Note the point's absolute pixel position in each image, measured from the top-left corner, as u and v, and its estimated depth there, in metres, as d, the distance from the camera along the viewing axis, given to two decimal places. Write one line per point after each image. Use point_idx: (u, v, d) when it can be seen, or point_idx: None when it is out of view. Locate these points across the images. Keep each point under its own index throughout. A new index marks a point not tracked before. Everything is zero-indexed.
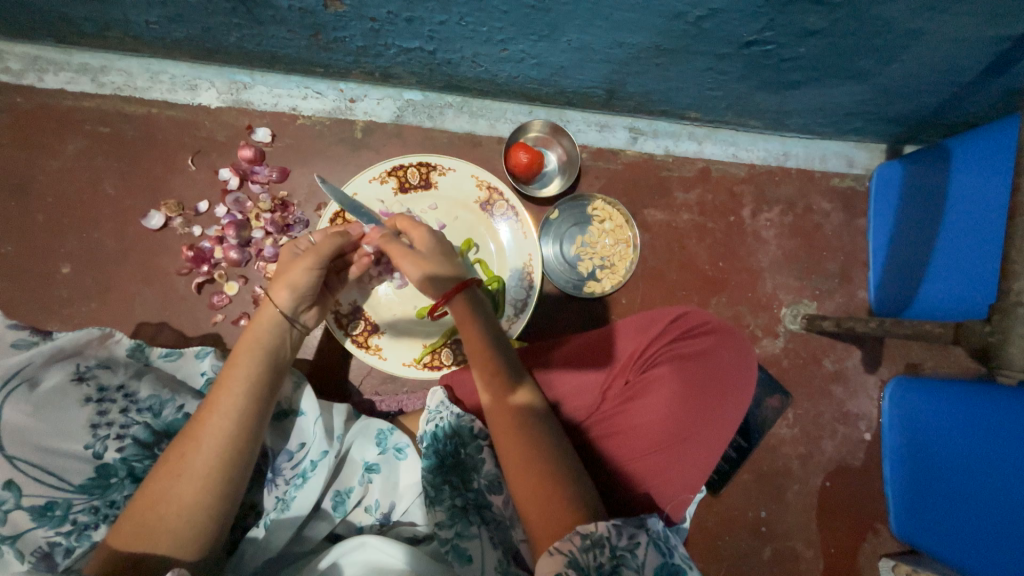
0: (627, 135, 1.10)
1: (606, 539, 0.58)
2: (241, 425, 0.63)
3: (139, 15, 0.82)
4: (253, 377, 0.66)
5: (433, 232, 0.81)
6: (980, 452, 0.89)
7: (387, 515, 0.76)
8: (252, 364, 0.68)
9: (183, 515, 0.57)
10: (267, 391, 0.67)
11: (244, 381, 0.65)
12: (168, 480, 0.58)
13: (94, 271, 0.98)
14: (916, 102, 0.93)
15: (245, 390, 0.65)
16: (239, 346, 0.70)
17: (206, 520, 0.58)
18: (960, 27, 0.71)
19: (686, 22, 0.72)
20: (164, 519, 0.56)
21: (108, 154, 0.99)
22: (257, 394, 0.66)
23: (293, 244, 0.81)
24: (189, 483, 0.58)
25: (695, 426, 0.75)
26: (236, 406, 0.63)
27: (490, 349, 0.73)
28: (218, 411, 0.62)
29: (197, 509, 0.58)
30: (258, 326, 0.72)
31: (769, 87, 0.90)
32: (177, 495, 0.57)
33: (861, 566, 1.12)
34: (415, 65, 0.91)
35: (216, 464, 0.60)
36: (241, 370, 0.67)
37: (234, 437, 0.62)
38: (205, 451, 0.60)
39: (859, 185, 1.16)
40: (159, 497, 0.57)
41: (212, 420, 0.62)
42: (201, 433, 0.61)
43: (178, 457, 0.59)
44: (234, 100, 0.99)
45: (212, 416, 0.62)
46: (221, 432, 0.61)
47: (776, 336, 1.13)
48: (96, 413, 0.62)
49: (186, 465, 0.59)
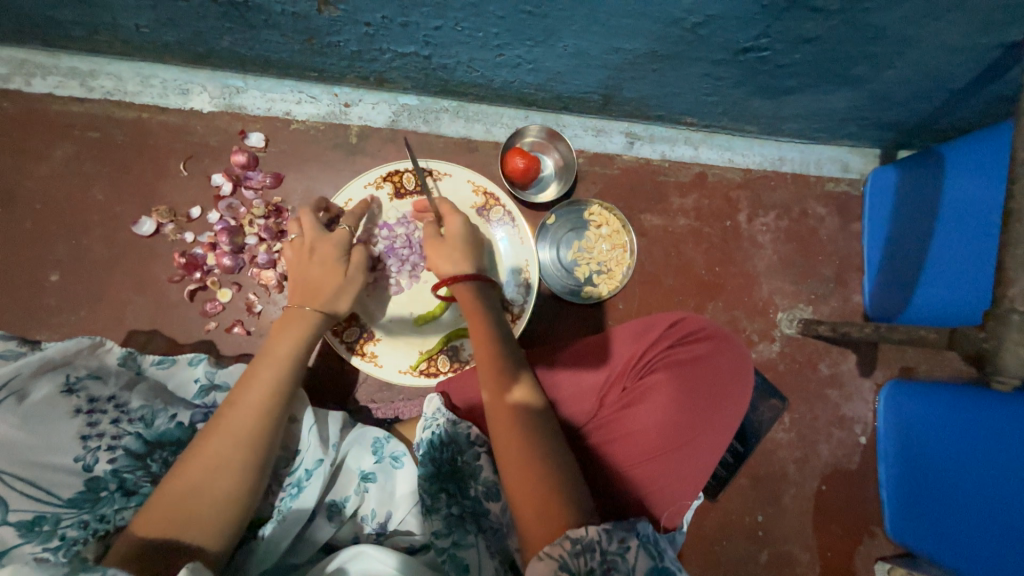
0: (624, 140, 1.10)
1: (596, 543, 0.57)
2: (265, 419, 0.64)
3: (129, 20, 0.80)
4: (280, 376, 0.68)
5: (465, 223, 0.85)
6: (973, 456, 0.90)
7: (383, 525, 0.75)
8: (286, 359, 0.69)
9: (215, 508, 0.58)
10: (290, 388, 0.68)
11: (276, 378, 0.67)
12: (201, 473, 0.58)
13: (83, 278, 0.96)
14: (911, 108, 0.93)
15: (279, 388, 0.67)
16: (270, 342, 0.71)
17: (232, 517, 0.58)
18: (955, 34, 0.71)
19: (682, 28, 0.72)
20: (191, 510, 0.56)
21: (98, 160, 0.97)
22: (288, 393, 0.67)
23: (303, 219, 0.83)
24: (221, 476, 0.59)
25: (693, 432, 0.74)
26: (262, 400, 0.65)
27: (494, 346, 0.74)
28: (256, 406, 0.64)
29: (224, 500, 0.58)
30: (284, 333, 0.72)
31: (766, 92, 0.90)
32: (210, 487, 0.58)
33: (856, 568, 1.12)
34: (410, 70, 0.91)
35: (246, 458, 0.61)
36: (275, 368, 0.68)
37: (266, 432, 0.63)
38: (232, 444, 0.61)
39: (854, 190, 1.17)
40: (191, 489, 0.57)
41: (248, 415, 0.63)
42: (237, 426, 0.62)
43: (205, 451, 0.59)
44: (227, 104, 0.98)
45: (246, 411, 0.63)
46: (253, 427, 0.63)
47: (772, 340, 1.14)
48: (87, 425, 0.62)
49: (219, 458, 0.59)
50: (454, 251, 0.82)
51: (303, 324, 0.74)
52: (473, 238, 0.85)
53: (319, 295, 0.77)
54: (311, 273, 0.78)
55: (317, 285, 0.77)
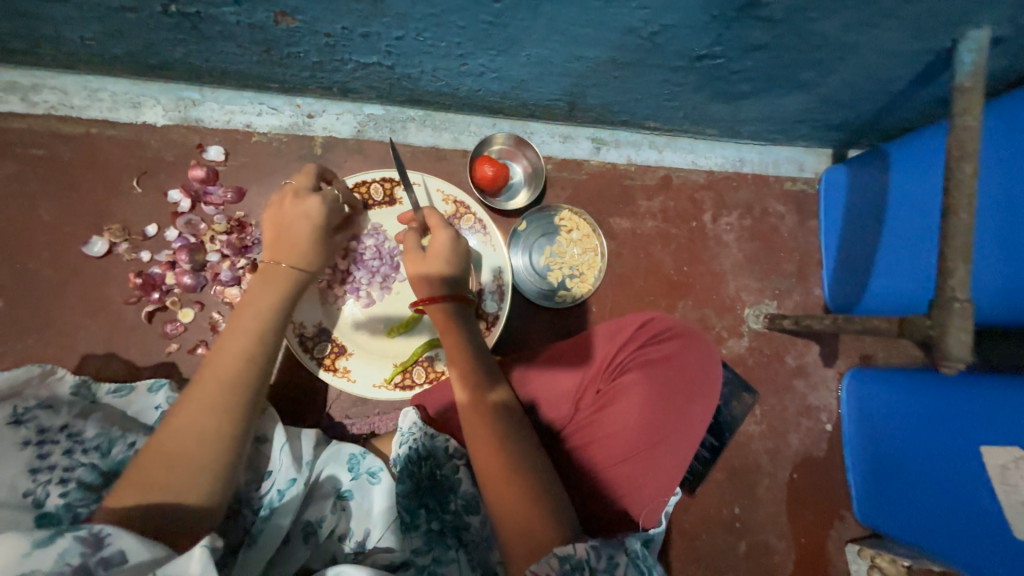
0: (590, 145, 1.12)
1: (585, 561, 0.58)
2: (249, 363, 0.64)
3: (72, 32, 0.76)
4: (263, 322, 0.69)
5: (454, 239, 0.81)
6: (930, 441, 0.95)
7: (361, 543, 0.73)
8: (265, 308, 0.70)
9: (202, 447, 0.58)
10: (275, 335, 0.69)
11: (259, 325, 0.68)
12: (189, 415, 0.59)
13: (29, 303, 0.91)
14: (856, 110, 0.99)
15: (260, 337, 0.67)
16: (251, 292, 0.71)
17: (221, 458, 0.58)
18: (891, 42, 0.75)
19: (640, 37, 0.74)
20: (180, 450, 0.57)
21: (42, 178, 0.92)
22: (270, 341, 0.68)
23: (304, 178, 0.81)
24: (205, 418, 0.59)
25: (666, 430, 0.76)
26: (246, 345, 0.66)
27: (471, 353, 0.75)
28: (237, 353, 0.64)
29: (210, 439, 0.58)
30: (262, 285, 0.72)
31: (722, 98, 0.94)
32: (198, 427, 0.58)
33: (829, 552, 1.17)
34: (373, 80, 0.90)
35: (229, 401, 0.61)
36: (254, 317, 0.69)
37: (249, 376, 0.64)
38: (219, 386, 0.62)
39: (810, 188, 1.23)
40: (179, 432, 0.58)
41: (231, 361, 0.64)
42: (219, 372, 0.63)
43: (194, 394, 0.61)
44: (182, 117, 0.95)
45: (230, 358, 0.64)
46: (236, 372, 0.63)
47: (740, 336, 1.17)
48: (37, 457, 0.58)
49: (203, 401, 0.60)
50: (432, 270, 0.79)
51: (280, 276, 0.73)
52: (457, 257, 0.81)
53: (294, 251, 0.75)
54: (303, 228, 0.77)
55: (296, 243, 0.76)
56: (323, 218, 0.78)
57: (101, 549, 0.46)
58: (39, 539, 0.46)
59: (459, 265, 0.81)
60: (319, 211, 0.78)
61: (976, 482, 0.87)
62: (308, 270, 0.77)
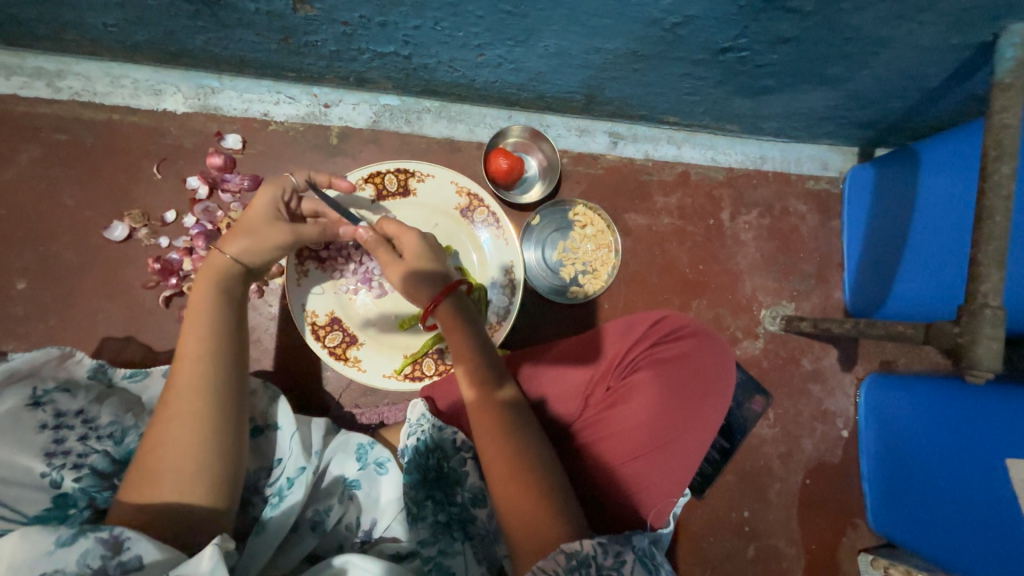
0: (607, 140, 1.10)
1: (591, 557, 0.59)
2: (207, 363, 0.63)
3: (96, 18, 0.77)
4: (212, 321, 0.67)
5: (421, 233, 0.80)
6: (950, 451, 0.92)
7: (369, 532, 0.75)
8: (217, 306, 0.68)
9: (181, 454, 0.57)
10: (230, 331, 0.67)
11: (207, 325, 0.66)
12: (162, 427, 0.59)
13: (53, 285, 0.93)
14: (886, 107, 0.95)
15: (218, 337, 0.65)
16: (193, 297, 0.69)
17: (204, 459, 0.58)
18: (928, 35, 0.72)
19: (662, 29, 0.72)
20: (162, 461, 0.57)
21: (66, 162, 0.94)
22: (229, 338, 0.66)
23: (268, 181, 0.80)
24: (180, 425, 0.58)
25: (678, 429, 0.75)
26: (200, 347, 0.64)
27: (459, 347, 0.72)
28: (191, 358, 0.63)
29: (186, 444, 0.58)
30: (200, 285, 0.69)
31: (746, 92, 0.91)
32: (171, 436, 0.58)
33: (840, 560, 1.15)
34: (390, 70, 0.90)
35: (203, 402, 0.60)
36: (203, 317, 0.67)
37: (211, 377, 0.63)
38: (182, 393, 0.61)
39: (834, 187, 1.19)
40: (155, 445, 0.57)
41: (189, 368, 0.63)
42: (181, 382, 0.62)
43: (163, 406, 0.60)
44: (202, 105, 0.96)
45: (188, 364, 0.63)
46: (201, 376, 0.62)
47: (755, 337, 1.15)
48: (53, 441, 0.60)
49: (176, 409, 0.60)
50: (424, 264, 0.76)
51: (217, 269, 0.70)
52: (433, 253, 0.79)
53: (239, 241, 0.73)
54: (255, 221, 0.75)
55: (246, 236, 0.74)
56: (274, 209, 0.77)
57: (120, 553, 0.48)
58: (62, 538, 0.47)
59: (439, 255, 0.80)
60: (274, 202, 0.77)
61: (1001, 497, 0.84)
62: (248, 265, 0.74)
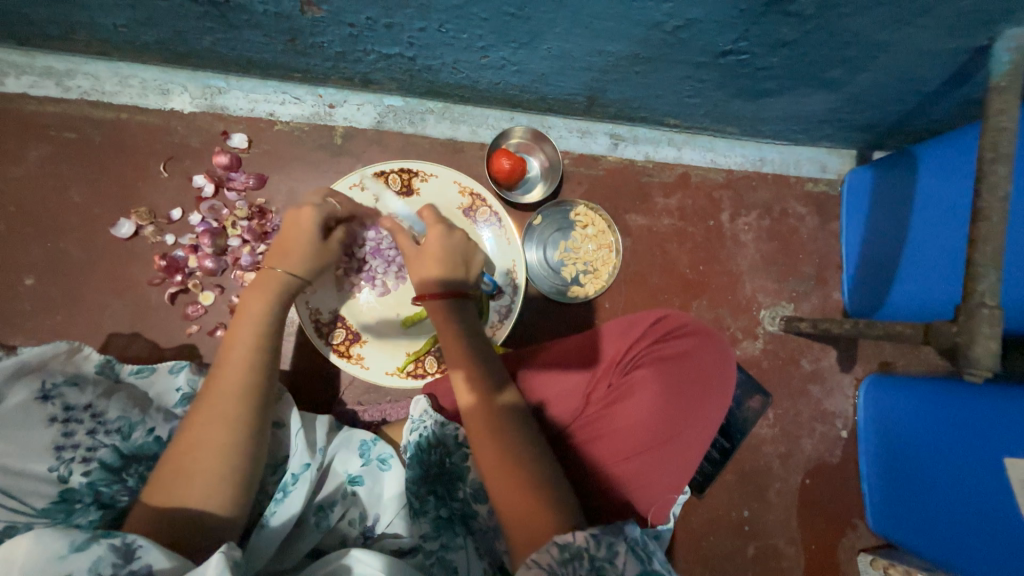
0: (608, 141, 1.11)
1: (584, 549, 0.57)
2: (252, 372, 0.66)
3: (106, 18, 0.79)
4: (260, 332, 0.70)
5: (444, 235, 0.84)
6: (947, 451, 0.92)
7: (371, 528, 0.75)
8: (262, 320, 0.71)
9: (215, 457, 0.59)
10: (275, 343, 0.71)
11: (256, 334, 0.69)
12: (199, 428, 0.60)
13: (60, 282, 0.94)
14: (884, 110, 0.96)
15: (260, 346, 0.68)
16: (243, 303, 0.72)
17: (235, 465, 0.60)
18: (925, 39, 0.73)
19: (663, 32, 0.73)
20: (196, 462, 0.58)
21: (74, 160, 0.95)
22: (271, 352, 0.69)
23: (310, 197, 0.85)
24: (216, 429, 0.60)
25: (678, 427, 0.75)
26: (247, 355, 0.67)
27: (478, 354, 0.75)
28: (239, 365, 0.66)
29: (222, 449, 0.59)
30: (254, 295, 0.73)
31: (746, 95, 0.92)
32: (208, 438, 0.60)
33: (840, 560, 1.15)
34: (395, 72, 0.91)
35: (242, 412, 0.63)
36: (249, 327, 0.70)
37: (254, 385, 0.65)
38: (223, 397, 0.63)
39: (832, 190, 1.20)
40: (190, 445, 0.59)
41: (234, 373, 0.65)
42: (223, 385, 0.64)
43: (202, 407, 0.62)
44: (208, 105, 0.97)
45: (233, 369, 0.66)
46: (244, 383, 0.65)
47: (755, 338, 1.16)
48: (62, 435, 0.60)
49: (216, 413, 0.61)
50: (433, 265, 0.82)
51: (277, 285, 0.74)
52: (450, 260, 0.83)
53: (295, 261, 0.78)
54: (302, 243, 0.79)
55: (298, 253, 0.78)
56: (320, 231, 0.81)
57: (131, 562, 0.47)
58: (76, 542, 0.46)
59: (455, 259, 0.84)
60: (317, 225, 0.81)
61: (999, 496, 0.84)
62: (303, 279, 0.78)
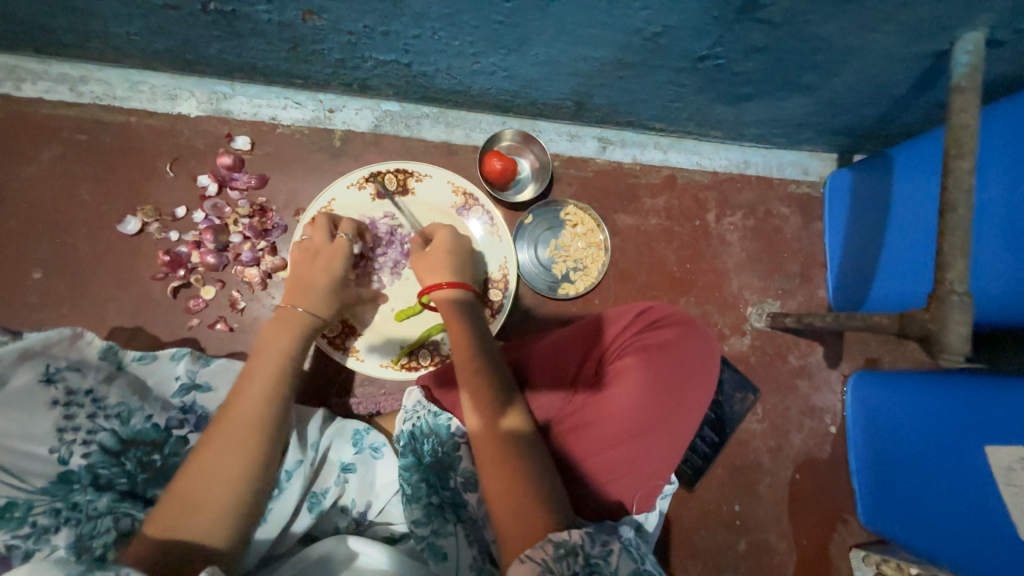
0: (597, 145, 1.15)
1: (579, 547, 0.59)
2: (269, 406, 0.66)
3: (119, 27, 0.83)
4: (282, 365, 0.70)
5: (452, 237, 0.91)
6: (934, 446, 0.94)
7: (364, 513, 0.77)
8: (285, 353, 0.72)
9: (228, 489, 0.59)
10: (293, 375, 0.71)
11: (278, 367, 0.69)
12: (214, 456, 0.60)
13: (67, 276, 0.97)
14: (859, 113, 1.01)
15: (279, 380, 0.69)
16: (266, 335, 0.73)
17: (245, 500, 0.60)
18: (889, 45, 0.78)
19: (643, 38, 0.78)
20: (208, 493, 0.58)
21: (84, 160, 0.99)
22: (291, 386, 0.70)
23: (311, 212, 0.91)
24: (230, 463, 0.60)
25: (661, 414, 0.78)
26: (266, 388, 0.67)
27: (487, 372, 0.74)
28: (258, 397, 0.66)
29: (236, 481, 0.60)
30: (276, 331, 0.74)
31: (726, 99, 0.97)
32: (222, 469, 0.60)
33: (832, 556, 1.15)
34: (391, 78, 0.96)
35: (258, 447, 0.63)
36: (273, 360, 0.70)
37: (272, 419, 0.65)
38: (240, 429, 0.63)
39: (814, 191, 1.24)
40: (203, 473, 0.59)
41: (253, 404, 0.65)
42: (241, 416, 0.64)
43: (217, 435, 0.62)
44: (213, 109, 1.02)
45: (252, 400, 0.65)
46: (262, 416, 0.65)
47: (742, 334, 1.18)
48: (63, 418, 0.63)
49: (231, 445, 0.61)
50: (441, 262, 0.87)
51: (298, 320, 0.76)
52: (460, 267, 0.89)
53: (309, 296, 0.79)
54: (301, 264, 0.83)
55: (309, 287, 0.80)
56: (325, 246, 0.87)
57: None
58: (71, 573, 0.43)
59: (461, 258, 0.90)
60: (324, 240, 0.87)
61: (985, 491, 0.85)
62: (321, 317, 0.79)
